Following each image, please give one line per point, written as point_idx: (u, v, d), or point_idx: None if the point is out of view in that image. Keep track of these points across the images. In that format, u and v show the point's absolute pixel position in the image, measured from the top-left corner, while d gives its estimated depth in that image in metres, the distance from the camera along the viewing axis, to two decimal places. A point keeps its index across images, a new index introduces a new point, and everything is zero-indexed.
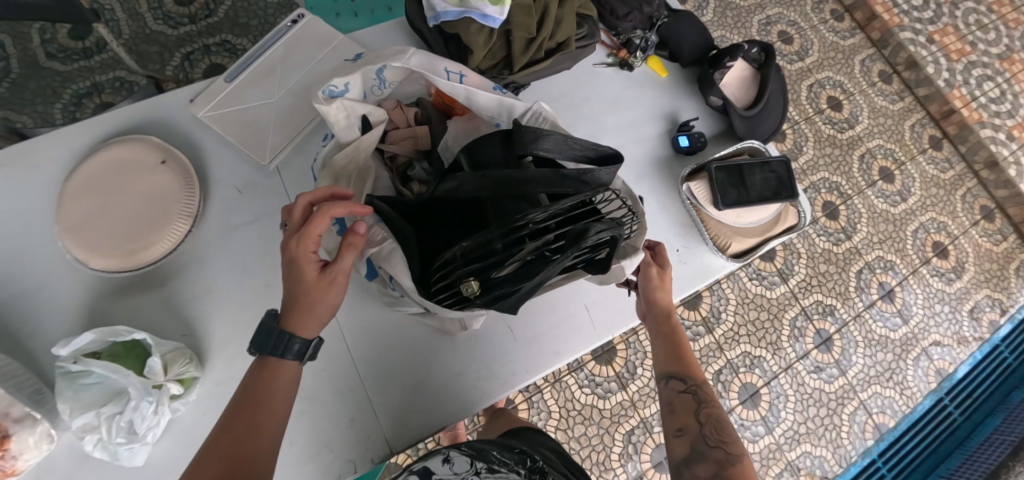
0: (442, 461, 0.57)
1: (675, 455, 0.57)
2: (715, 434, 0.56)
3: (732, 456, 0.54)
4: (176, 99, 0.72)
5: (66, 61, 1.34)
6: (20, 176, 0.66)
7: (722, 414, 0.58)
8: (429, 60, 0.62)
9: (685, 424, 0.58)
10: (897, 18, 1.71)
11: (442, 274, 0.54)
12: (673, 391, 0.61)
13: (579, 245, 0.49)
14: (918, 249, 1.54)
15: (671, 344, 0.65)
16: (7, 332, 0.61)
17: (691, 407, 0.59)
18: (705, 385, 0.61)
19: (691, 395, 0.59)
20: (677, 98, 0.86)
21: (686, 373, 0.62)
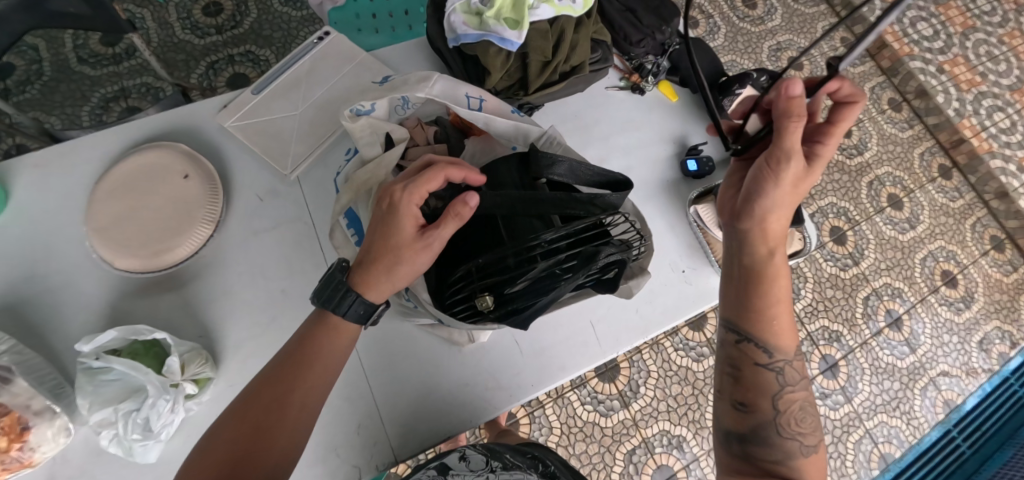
0: (459, 458, 0.62)
1: (730, 426, 0.58)
2: (790, 425, 0.57)
3: (804, 449, 0.56)
4: (205, 109, 0.76)
5: (96, 66, 1.39)
6: (55, 178, 0.70)
7: (803, 402, 0.58)
8: (452, 86, 0.66)
9: (752, 401, 0.58)
10: (907, 47, 1.73)
11: (458, 289, 0.55)
12: (748, 356, 0.59)
13: (590, 267, 0.53)
14: (927, 278, 1.54)
15: (762, 287, 0.59)
16: (32, 329, 0.64)
17: (768, 388, 0.58)
18: (790, 363, 0.59)
19: (769, 372, 0.58)
20: (686, 122, 0.87)
21: (775, 344, 0.59)
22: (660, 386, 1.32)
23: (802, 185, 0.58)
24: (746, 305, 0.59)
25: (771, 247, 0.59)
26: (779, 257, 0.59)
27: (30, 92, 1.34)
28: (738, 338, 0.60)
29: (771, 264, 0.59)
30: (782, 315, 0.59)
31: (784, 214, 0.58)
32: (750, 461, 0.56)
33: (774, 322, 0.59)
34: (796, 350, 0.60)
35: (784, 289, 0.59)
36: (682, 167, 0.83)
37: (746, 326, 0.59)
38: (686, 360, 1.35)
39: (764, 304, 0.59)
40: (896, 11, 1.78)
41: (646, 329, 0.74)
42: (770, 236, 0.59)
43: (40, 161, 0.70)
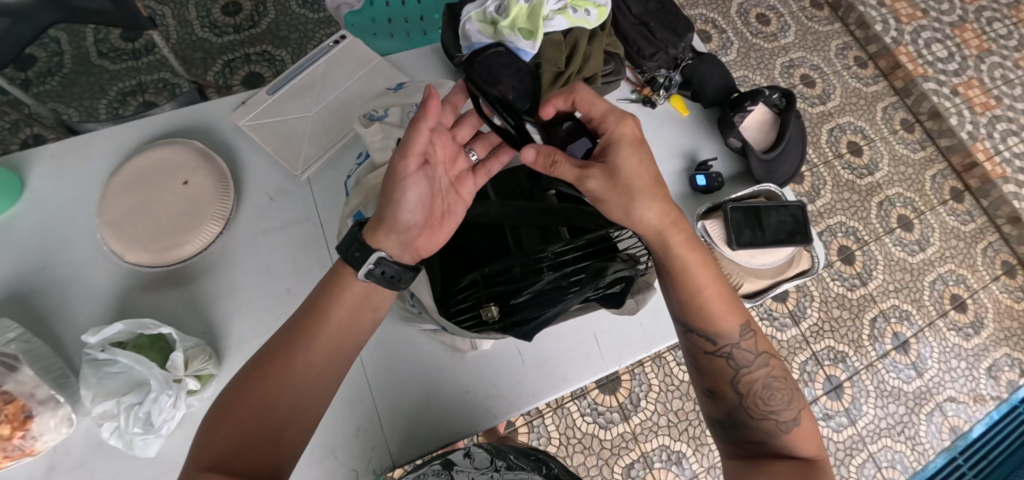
0: (462, 456, 0.60)
1: (708, 415, 0.59)
2: (759, 404, 0.56)
3: (783, 425, 0.55)
4: (220, 108, 0.77)
5: (116, 61, 1.41)
6: (71, 170, 0.71)
7: (768, 375, 0.57)
8: None
9: (717, 388, 0.57)
10: (921, 68, 1.73)
11: (464, 297, 0.55)
12: (698, 349, 0.58)
13: (598, 282, 0.54)
14: (936, 301, 1.52)
15: (679, 281, 0.56)
16: (40, 318, 0.64)
17: (727, 374, 0.57)
18: (744, 338, 0.57)
19: (721, 359, 0.56)
20: (696, 137, 0.87)
21: (717, 331, 0.56)
22: (661, 400, 1.31)
23: (625, 172, 0.53)
24: (675, 301, 0.57)
25: (661, 235, 0.55)
26: (677, 239, 0.55)
27: (50, 84, 1.36)
28: (682, 331, 0.58)
29: (673, 251, 0.56)
30: (710, 296, 0.56)
31: (636, 205, 0.54)
32: (733, 445, 0.57)
33: (704, 308, 0.56)
34: (743, 326, 0.57)
35: (698, 269, 0.56)
36: (690, 182, 0.83)
37: (683, 320, 0.57)
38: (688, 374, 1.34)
39: (688, 294, 0.56)
40: (910, 32, 1.77)
41: (650, 343, 0.73)
42: (650, 232, 0.55)
43: (58, 152, 0.71)
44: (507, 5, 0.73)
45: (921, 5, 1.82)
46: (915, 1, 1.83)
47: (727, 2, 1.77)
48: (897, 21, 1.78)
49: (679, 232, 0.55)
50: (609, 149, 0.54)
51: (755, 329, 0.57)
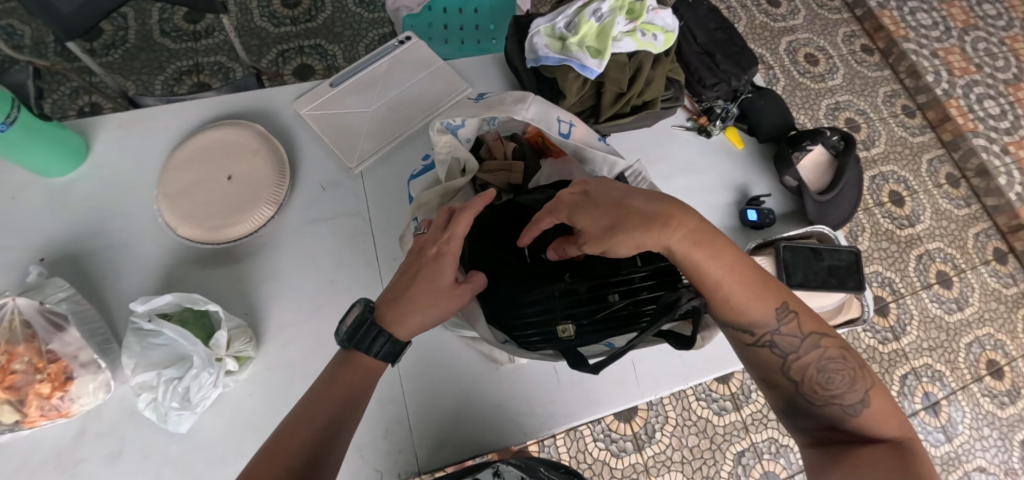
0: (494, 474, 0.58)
1: (771, 402, 0.59)
2: (819, 391, 0.55)
3: (848, 408, 0.55)
4: (285, 94, 0.78)
5: (176, 40, 1.45)
6: (135, 139, 0.73)
7: (820, 360, 0.56)
8: (544, 108, 0.59)
9: (771, 378, 0.57)
10: (972, 123, 1.69)
11: (533, 313, 0.55)
12: (738, 344, 0.58)
13: (669, 316, 0.50)
14: (971, 365, 1.47)
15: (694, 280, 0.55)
16: (89, 282, 0.65)
17: (775, 365, 0.56)
18: (780, 326, 0.56)
19: (764, 350, 0.56)
20: (748, 170, 0.85)
21: (752, 324, 0.56)
22: (676, 434, 1.28)
23: (597, 224, 0.52)
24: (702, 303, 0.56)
25: (661, 244, 0.52)
26: (677, 236, 0.52)
27: (113, 56, 1.41)
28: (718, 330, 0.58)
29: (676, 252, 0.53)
30: (732, 287, 0.54)
31: (629, 230, 0.51)
32: (801, 430, 0.57)
33: (730, 302, 0.55)
34: (778, 310, 0.56)
35: (712, 263, 0.53)
36: (740, 216, 0.82)
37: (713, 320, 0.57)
38: (706, 411, 1.30)
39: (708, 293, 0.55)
40: (963, 85, 1.74)
41: (686, 375, 0.71)
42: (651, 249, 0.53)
43: (125, 120, 0.73)
44: (578, 23, 0.73)
45: (975, 60, 1.78)
46: (969, 55, 1.79)
47: (776, 39, 1.76)
48: (949, 73, 1.75)
49: (676, 227, 0.52)
50: (572, 219, 0.53)
51: (793, 311, 0.56)
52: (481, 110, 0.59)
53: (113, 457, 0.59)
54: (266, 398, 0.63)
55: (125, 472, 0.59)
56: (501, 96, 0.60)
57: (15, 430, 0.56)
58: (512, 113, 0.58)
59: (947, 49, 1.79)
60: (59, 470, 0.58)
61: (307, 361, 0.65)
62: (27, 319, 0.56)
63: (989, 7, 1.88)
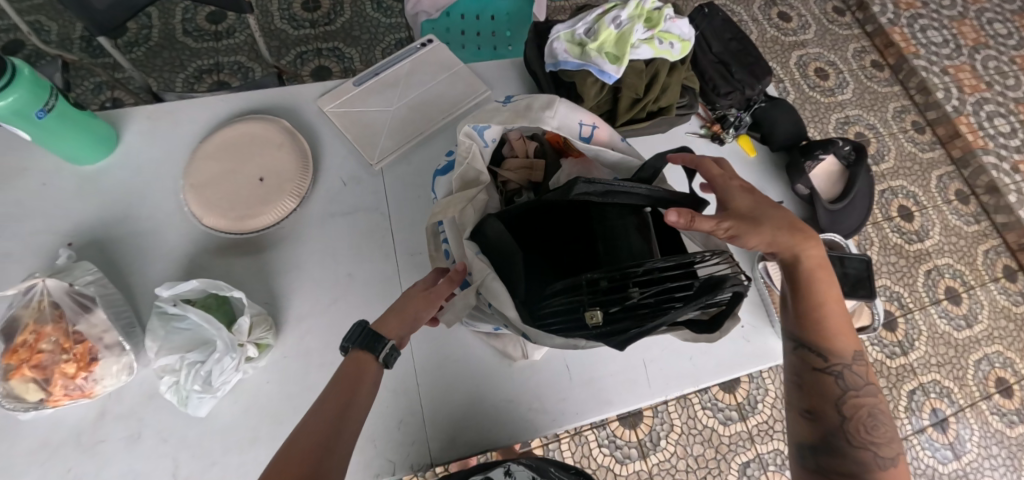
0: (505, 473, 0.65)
1: (802, 435, 0.58)
2: (860, 432, 0.57)
3: (880, 459, 0.56)
4: (308, 93, 0.80)
5: (198, 40, 1.49)
6: (163, 130, 0.75)
7: (872, 405, 0.58)
8: (568, 112, 0.62)
9: (818, 408, 0.58)
10: (982, 140, 1.69)
11: (556, 304, 0.53)
12: (805, 364, 0.59)
13: (713, 295, 0.48)
14: (980, 383, 1.46)
15: (803, 293, 0.59)
16: (115, 266, 0.67)
17: (831, 394, 0.58)
18: (856, 362, 0.58)
19: (832, 378, 0.58)
20: (762, 179, 0.85)
21: (831, 348, 0.58)
22: (681, 443, 1.28)
23: (750, 207, 0.58)
24: (796, 315, 0.60)
25: (791, 252, 0.59)
26: (808, 252, 0.59)
27: (136, 53, 1.44)
28: (794, 346, 0.60)
29: (800, 264, 0.59)
30: (833, 311, 0.59)
31: (765, 229, 0.57)
32: (825, 468, 0.56)
33: (824, 322, 0.59)
34: (857, 350, 0.59)
35: (825, 286, 0.59)
36: None
37: (801, 331, 0.60)
38: (712, 420, 1.30)
39: (810, 307, 0.59)
40: (973, 103, 1.75)
41: (696, 377, 0.72)
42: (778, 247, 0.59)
43: (153, 112, 0.75)
44: (597, 30, 0.75)
45: (985, 78, 1.79)
46: (979, 73, 1.80)
47: (787, 53, 1.77)
48: (959, 91, 1.76)
49: (810, 247, 0.59)
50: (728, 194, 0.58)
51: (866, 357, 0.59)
52: (511, 116, 0.61)
53: (133, 438, 0.60)
54: (282, 386, 0.64)
55: (143, 454, 0.60)
56: (528, 100, 0.62)
57: (40, 408, 0.58)
58: (539, 121, 0.61)
59: (958, 67, 1.80)
60: (80, 450, 0.59)
61: (324, 351, 0.66)
62: (56, 300, 0.58)
63: (1000, 26, 1.90)
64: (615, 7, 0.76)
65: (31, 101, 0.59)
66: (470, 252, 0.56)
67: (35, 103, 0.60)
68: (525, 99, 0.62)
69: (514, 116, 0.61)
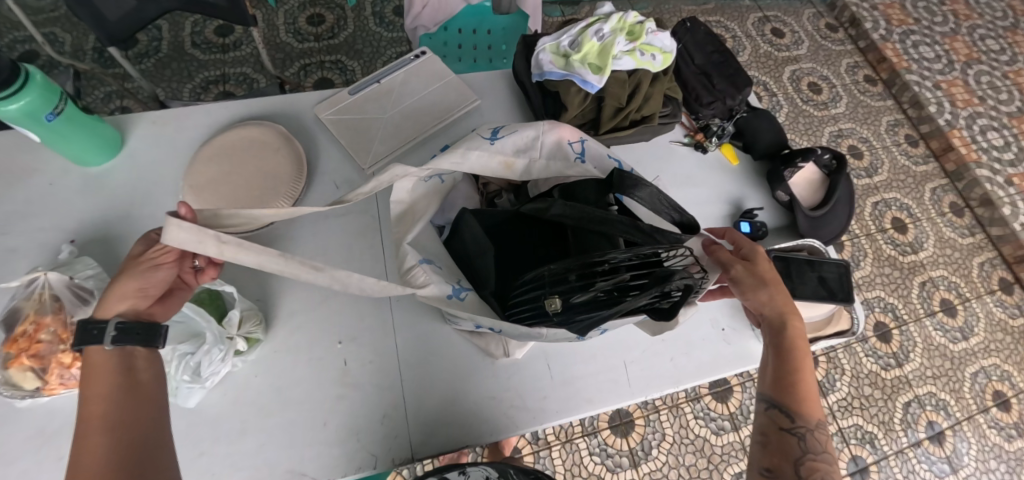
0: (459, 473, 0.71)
1: None
2: None
3: None
4: (307, 101, 0.84)
5: (206, 52, 1.54)
6: (167, 136, 0.79)
7: (828, 471, 0.56)
8: (553, 139, 0.63)
9: (777, 466, 0.57)
10: (975, 154, 1.70)
11: (525, 297, 0.55)
12: (773, 423, 0.59)
13: (661, 287, 0.50)
14: (976, 395, 1.45)
15: (784, 356, 0.61)
16: (115, 262, 0.70)
17: (792, 452, 0.57)
18: (817, 428, 0.58)
19: (793, 438, 0.58)
20: (743, 186, 0.87)
21: (799, 409, 0.59)
22: (673, 452, 1.28)
23: (767, 273, 0.64)
24: (774, 376, 0.61)
25: (784, 318, 0.62)
26: (795, 323, 0.62)
27: (146, 64, 1.49)
28: (763, 405, 0.61)
29: (787, 332, 0.62)
30: (805, 380, 0.61)
31: (765, 289, 0.63)
32: None
33: (795, 386, 0.60)
34: (819, 419, 0.59)
35: (802, 357, 0.62)
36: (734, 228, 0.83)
37: (774, 390, 0.61)
38: (704, 429, 1.30)
39: (786, 371, 0.61)
40: (966, 117, 1.77)
41: (677, 379, 0.73)
42: (772, 311, 0.63)
43: (159, 119, 0.80)
44: (580, 41, 0.78)
45: (978, 92, 1.82)
46: (972, 88, 1.82)
47: (780, 67, 1.81)
48: (952, 104, 1.78)
49: (796, 319, 0.63)
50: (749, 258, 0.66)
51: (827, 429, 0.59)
52: (503, 164, 0.62)
53: None
54: (270, 379, 0.66)
55: None
56: (515, 135, 0.62)
57: (36, 395, 0.61)
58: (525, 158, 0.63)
59: (950, 82, 1.82)
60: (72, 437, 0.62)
61: (312, 346, 0.68)
62: (56, 293, 0.61)
63: (992, 43, 1.93)
64: (598, 21, 0.80)
65: (42, 104, 0.63)
66: (412, 260, 0.57)
67: (46, 106, 0.64)
68: (507, 128, 0.63)
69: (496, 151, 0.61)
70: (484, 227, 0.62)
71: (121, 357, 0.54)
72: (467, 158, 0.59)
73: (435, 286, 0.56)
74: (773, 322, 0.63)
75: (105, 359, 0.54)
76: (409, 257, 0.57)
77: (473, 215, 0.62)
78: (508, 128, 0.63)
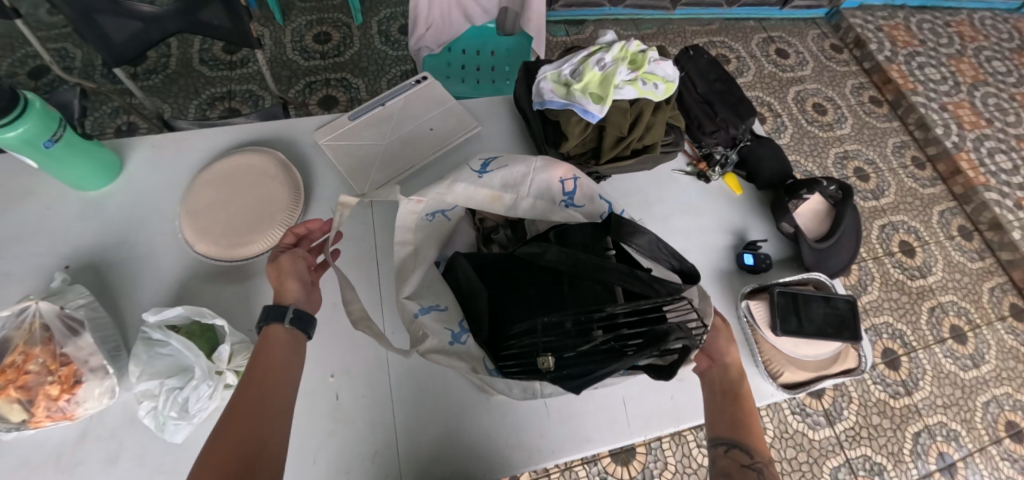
0: None
1: None
2: None
3: None
4: (306, 126, 0.84)
5: (213, 69, 1.55)
6: (167, 159, 0.79)
7: None
8: (546, 174, 0.61)
9: None
10: (983, 177, 1.68)
11: (519, 343, 0.56)
12: (734, 462, 0.56)
13: (656, 348, 0.49)
14: (989, 426, 1.41)
15: (739, 401, 0.62)
16: (107, 290, 0.70)
17: None
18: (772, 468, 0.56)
19: (754, 473, 0.55)
20: (747, 216, 0.86)
21: (756, 450, 0.57)
22: None
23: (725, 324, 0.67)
24: (728, 420, 0.60)
25: (737, 368, 0.65)
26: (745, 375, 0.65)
27: (153, 81, 1.51)
28: (721, 447, 0.58)
29: (740, 382, 0.64)
30: (756, 427, 0.60)
31: (724, 342, 0.66)
32: None
33: (749, 431, 0.59)
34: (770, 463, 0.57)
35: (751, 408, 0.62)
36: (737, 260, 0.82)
37: (731, 431, 0.59)
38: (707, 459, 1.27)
39: (741, 416, 0.61)
40: (973, 139, 1.75)
41: (678, 416, 0.71)
42: (730, 362, 0.65)
43: (158, 143, 0.80)
44: (582, 71, 0.78)
45: (985, 114, 1.80)
46: (979, 110, 1.81)
47: (785, 88, 1.80)
48: (959, 126, 1.76)
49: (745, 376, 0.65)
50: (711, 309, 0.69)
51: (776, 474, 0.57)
52: (490, 197, 0.60)
53: (108, 462, 0.61)
54: None
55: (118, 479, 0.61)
56: (504, 169, 0.60)
57: (21, 429, 0.59)
58: (518, 192, 0.61)
59: (957, 103, 1.81)
60: (57, 470, 0.60)
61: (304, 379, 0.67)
62: (47, 322, 0.60)
63: (999, 64, 1.92)
64: (599, 51, 0.80)
65: (40, 131, 0.63)
66: (409, 313, 0.55)
67: (44, 133, 0.64)
68: (502, 161, 0.61)
69: (487, 183, 0.60)
70: (477, 268, 0.61)
71: (290, 340, 0.60)
72: (455, 193, 0.58)
73: (435, 337, 0.54)
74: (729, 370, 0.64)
75: (280, 337, 0.59)
76: (407, 309, 0.55)
77: (466, 257, 0.62)
78: (499, 161, 0.61)
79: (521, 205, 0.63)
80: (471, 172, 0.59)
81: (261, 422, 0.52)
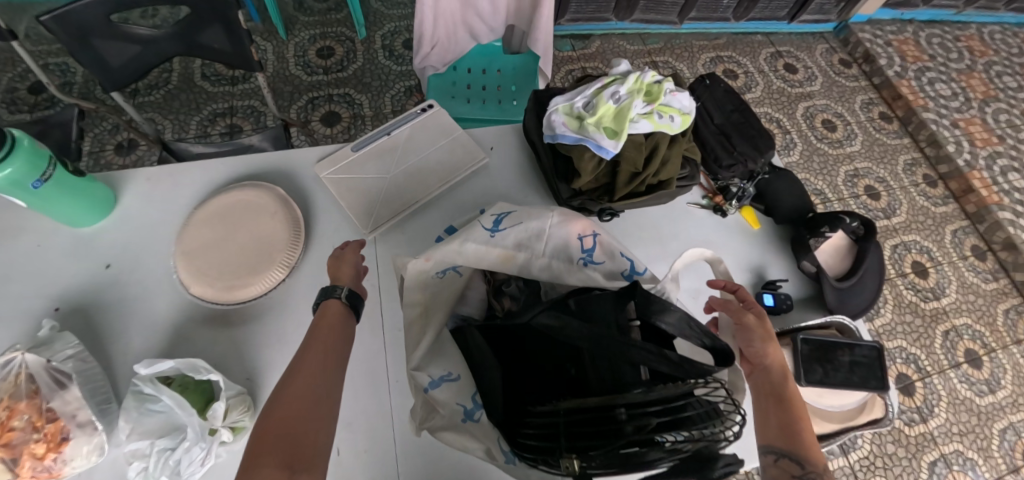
0: None
1: None
2: None
3: None
4: (308, 157, 0.81)
5: (215, 84, 1.52)
6: (162, 194, 0.76)
7: None
8: (562, 229, 0.62)
9: None
10: (997, 195, 1.64)
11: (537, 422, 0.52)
12: (784, 473, 0.52)
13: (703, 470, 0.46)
14: (1006, 454, 1.37)
15: (785, 404, 0.57)
16: (97, 337, 0.66)
17: None
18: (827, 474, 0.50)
19: None
20: (765, 253, 0.82)
21: (808, 457, 0.52)
22: None
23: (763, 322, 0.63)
24: (776, 426, 0.55)
25: (779, 367, 0.60)
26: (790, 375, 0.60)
27: (154, 96, 1.48)
28: (771, 456, 0.53)
29: (787, 384, 0.59)
30: (807, 429, 0.54)
31: (763, 346, 0.61)
32: None
33: (800, 435, 0.54)
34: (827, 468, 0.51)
35: (802, 410, 0.57)
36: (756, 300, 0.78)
37: (778, 438, 0.54)
38: None
39: (789, 419, 0.55)
40: (985, 157, 1.71)
41: None
42: (772, 364, 0.60)
43: (153, 176, 0.77)
44: (595, 104, 0.75)
45: (997, 131, 1.76)
46: (991, 126, 1.77)
47: (794, 104, 1.76)
48: (970, 144, 1.73)
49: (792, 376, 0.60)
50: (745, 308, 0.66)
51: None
52: (502, 256, 0.60)
53: None
54: None
55: None
56: (517, 226, 0.61)
57: None
58: (534, 248, 0.61)
59: (968, 120, 1.77)
60: None
61: None
62: (32, 375, 0.57)
63: (1010, 79, 1.88)
64: (613, 82, 0.77)
65: (28, 172, 0.60)
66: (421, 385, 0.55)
67: (33, 174, 0.61)
68: (518, 215, 0.62)
69: (502, 243, 0.60)
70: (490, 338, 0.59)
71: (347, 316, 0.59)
72: (464, 252, 0.59)
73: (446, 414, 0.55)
74: (771, 370, 0.60)
75: (336, 311, 0.58)
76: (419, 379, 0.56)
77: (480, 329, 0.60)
78: (512, 217, 0.62)
79: (535, 264, 0.62)
80: (483, 231, 0.61)
81: (316, 403, 0.50)
